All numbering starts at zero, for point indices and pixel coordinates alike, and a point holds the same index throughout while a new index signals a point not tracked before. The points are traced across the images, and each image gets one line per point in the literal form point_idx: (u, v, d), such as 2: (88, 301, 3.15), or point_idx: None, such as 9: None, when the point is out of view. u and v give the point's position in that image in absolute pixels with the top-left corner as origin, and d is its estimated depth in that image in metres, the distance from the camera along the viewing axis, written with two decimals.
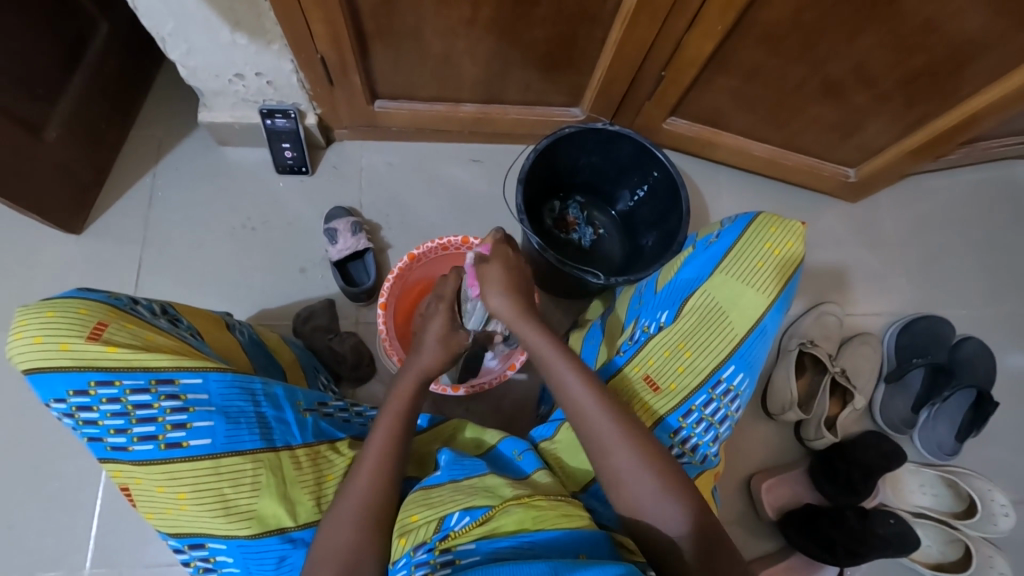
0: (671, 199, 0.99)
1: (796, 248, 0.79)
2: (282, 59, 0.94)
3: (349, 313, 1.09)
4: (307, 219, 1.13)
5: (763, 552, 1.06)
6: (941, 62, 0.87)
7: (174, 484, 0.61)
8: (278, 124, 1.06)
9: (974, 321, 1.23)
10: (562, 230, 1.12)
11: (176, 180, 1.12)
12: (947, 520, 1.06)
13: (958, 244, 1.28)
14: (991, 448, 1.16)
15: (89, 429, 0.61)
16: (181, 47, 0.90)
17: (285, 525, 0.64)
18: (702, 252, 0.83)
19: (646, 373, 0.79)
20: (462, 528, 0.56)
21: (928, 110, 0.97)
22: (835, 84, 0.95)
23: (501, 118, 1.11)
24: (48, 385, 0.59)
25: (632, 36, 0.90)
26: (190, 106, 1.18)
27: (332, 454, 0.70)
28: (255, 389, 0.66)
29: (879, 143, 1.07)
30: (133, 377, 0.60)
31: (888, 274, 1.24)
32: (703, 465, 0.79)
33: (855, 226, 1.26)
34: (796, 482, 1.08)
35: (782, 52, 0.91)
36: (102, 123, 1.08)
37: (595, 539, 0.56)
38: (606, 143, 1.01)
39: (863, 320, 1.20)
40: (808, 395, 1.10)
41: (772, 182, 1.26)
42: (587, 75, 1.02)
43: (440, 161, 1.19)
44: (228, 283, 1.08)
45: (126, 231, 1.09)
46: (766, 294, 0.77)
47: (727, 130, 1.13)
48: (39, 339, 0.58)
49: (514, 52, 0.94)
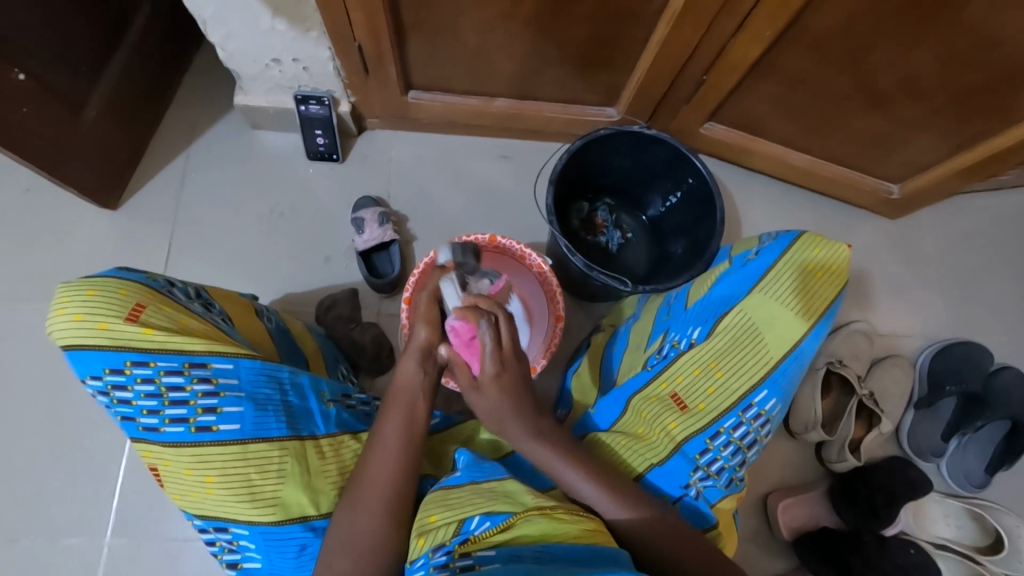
0: (706, 207, 0.96)
1: (841, 272, 0.78)
2: (320, 46, 0.93)
3: (371, 303, 1.09)
4: (334, 207, 1.13)
5: (776, 572, 1.04)
6: (1002, 80, 0.82)
7: (202, 467, 0.62)
8: (311, 111, 1.06)
9: (1013, 350, 1.18)
10: (590, 232, 1.10)
11: (209, 161, 1.13)
12: (971, 555, 1.01)
13: (1000, 268, 1.22)
14: (1021, 482, 1.12)
15: (122, 408, 0.61)
16: (221, 30, 0.90)
17: (308, 513, 0.64)
18: (739, 270, 0.81)
19: (674, 391, 0.79)
20: (482, 532, 0.55)
21: (983, 128, 0.92)
22: (885, 96, 0.91)
23: (535, 115, 1.09)
24: (86, 362, 0.60)
25: (676, 37, 0.87)
26: (226, 87, 1.18)
27: (355, 445, 0.70)
28: (283, 377, 0.66)
29: (925, 159, 1.03)
30: (167, 359, 0.60)
31: (925, 295, 1.19)
32: (727, 489, 0.75)
33: (894, 244, 1.22)
34: (816, 503, 1.05)
35: (832, 60, 0.87)
36: (141, 101, 1.09)
37: (614, 555, 0.55)
38: (643, 146, 0.99)
39: (894, 341, 1.17)
40: (833, 416, 1.07)
41: (809, 194, 1.22)
42: (626, 74, 0.99)
43: (470, 155, 1.18)
44: (255, 266, 1.09)
45: (159, 209, 1.10)
46: (805, 318, 0.76)
47: (766, 137, 1.09)
48: (80, 316, 0.59)
49: (553, 48, 0.92)
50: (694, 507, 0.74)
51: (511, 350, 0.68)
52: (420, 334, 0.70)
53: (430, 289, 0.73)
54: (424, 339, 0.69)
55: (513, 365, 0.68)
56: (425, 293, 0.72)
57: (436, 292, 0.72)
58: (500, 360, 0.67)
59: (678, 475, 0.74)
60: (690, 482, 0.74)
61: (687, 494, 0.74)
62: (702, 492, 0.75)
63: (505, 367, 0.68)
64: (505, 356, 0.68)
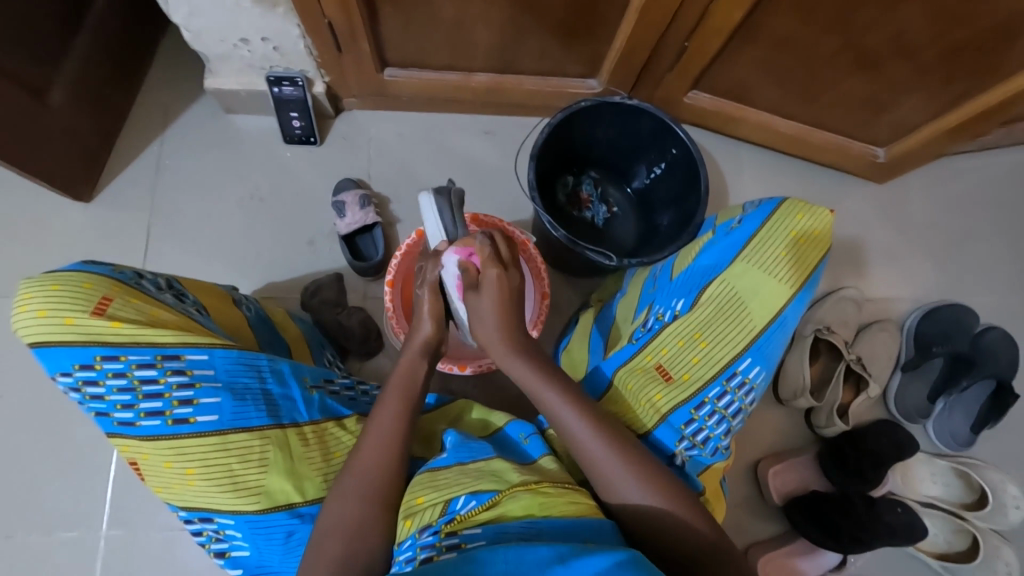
0: (690, 177, 0.95)
1: (823, 236, 0.78)
2: (288, 23, 0.90)
3: (357, 287, 1.08)
4: (314, 190, 1.11)
5: (767, 535, 1.06)
6: (988, 35, 0.81)
7: (182, 460, 0.61)
8: (286, 92, 1.03)
9: (998, 309, 1.19)
10: (575, 207, 1.08)
11: (183, 148, 1.11)
12: (958, 511, 1.05)
13: (986, 228, 1.22)
14: (1006, 439, 1.14)
15: (95, 404, 0.60)
16: (184, 9, 0.87)
17: (294, 500, 0.64)
18: (722, 239, 0.82)
19: (659, 362, 0.80)
20: (468, 511, 0.56)
21: (968, 86, 0.91)
22: (870, 58, 0.89)
23: (515, 89, 1.06)
24: (53, 359, 0.58)
25: (656, 2, 0.85)
26: (196, 71, 1.15)
27: (338, 431, 0.71)
28: (261, 365, 0.66)
29: (913, 121, 1.02)
30: (139, 352, 0.59)
31: (911, 258, 1.19)
32: (714, 457, 0.77)
33: (880, 208, 1.21)
34: (805, 468, 1.06)
35: (815, 20, 0.85)
36: (107, 87, 1.06)
37: (601, 525, 0.56)
38: (624, 116, 0.97)
39: (882, 306, 1.17)
40: (821, 381, 1.08)
41: (795, 161, 1.21)
42: (606, 44, 0.97)
43: (450, 132, 1.15)
44: (236, 253, 1.07)
45: (135, 198, 1.08)
46: (789, 283, 0.76)
47: (751, 104, 1.07)
48: (43, 312, 0.57)
49: (529, 20, 0.90)
50: (682, 472, 0.76)
51: (509, 255, 0.72)
52: (425, 330, 0.72)
53: (427, 283, 0.73)
54: (428, 334, 0.72)
55: (515, 269, 0.71)
56: (424, 288, 0.73)
57: (436, 284, 0.73)
58: (500, 263, 0.70)
59: (665, 444, 0.76)
60: (676, 451, 0.76)
61: (674, 461, 0.76)
62: (688, 460, 0.76)
63: (506, 270, 0.70)
64: (506, 260, 0.71)
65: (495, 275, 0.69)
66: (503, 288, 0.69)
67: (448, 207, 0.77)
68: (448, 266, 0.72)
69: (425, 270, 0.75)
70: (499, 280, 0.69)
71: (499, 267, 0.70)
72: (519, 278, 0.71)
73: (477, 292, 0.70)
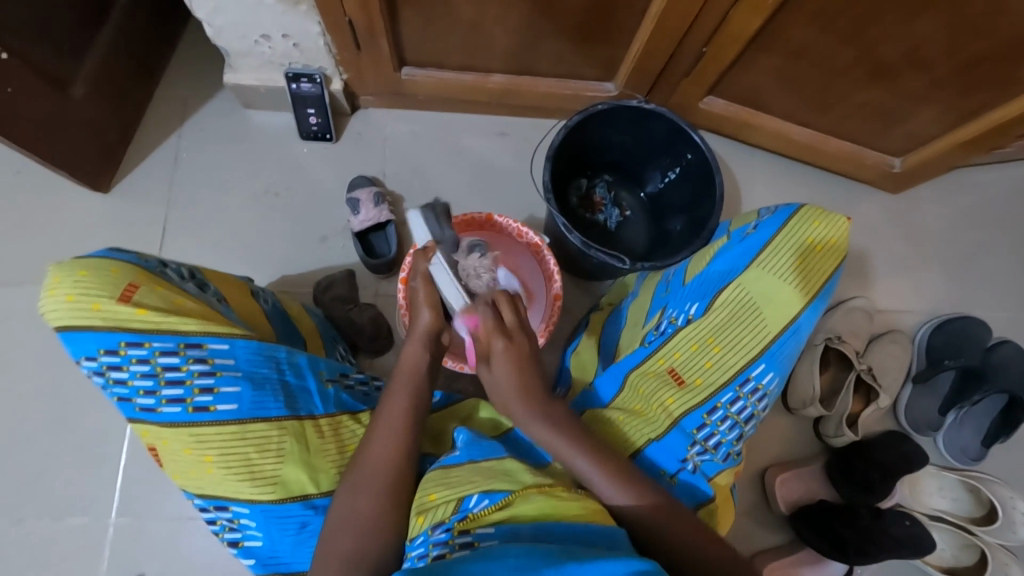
0: (704, 183, 0.95)
1: (839, 244, 0.80)
2: (309, 21, 0.91)
3: (368, 284, 1.08)
4: (329, 187, 1.11)
5: (773, 544, 1.06)
6: (1008, 49, 0.80)
7: (201, 447, 0.62)
8: (303, 89, 1.03)
9: (1011, 323, 1.18)
10: (587, 210, 1.09)
11: (201, 141, 1.12)
12: (965, 526, 1.03)
13: (1000, 241, 1.22)
14: (1016, 455, 1.13)
15: (118, 389, 0.61)
16: (207, 5, 0.88)
17: (308, 491, 0.65)
18: (737, 244, 0.82)
19: (671, 366, 0.80)
20: (481, 510, 0.56)
21: (987, 99, 0.91)
22: (889, 69, 0.89)
23: (531, 91, 1.07)
24: (79, 343, 0.59)
25: (674, 9, 0.85)
26: (216, 66, 1.16)
27: (353, 424, 0.71)
28: (280, 357, 0.67)
29: (929, 132, 1.01)
30: (163, 339, 0.60)
31: (925, 270, 1.19)
32: (724, 463, 0.76)
33: (894, 219, 1.21)
34: (813, 478, 1.06)
35: (835, 29, 0.84)
36: (129, 80, 1.07)
37: (613, 532, 0.55)
38: (640, 121, 0.97)
39: (894, 317, 1.16)
40: (831, 391, 1.07)
41: (809, 170, 1.21)
42: (623, 49, 0.97)
43: (465, 132, 1.16)
44: (250, 246, 1.08)
45: (152, 189, 1.09)
46: (804, 291, 0.77)
47: (767, 112, 1.07)
48: (72, 297, 0.58)
49: (549, 22, 0.90)
50: (692, 480, 0.76)
51: (515, 322, 0.70)
52: (424, 318, 0.71)
53: (421, 274, 0.73)
54: (427, 323, 0.71)
55: (522, 337, 0.70)
56: (418, 279, 0.73)
57: (428, 275, 0.73)
58: (505, 333, 0.68)
59: (676, 448, 0.76)
60: (687, 456, 0.76)
61: (684, 468, 0.76)
62: (699, 466, 0.76)
63: (513, 340, 0.69)
64: (511, 330, 0.69)
65: (503, 349, 0.68)
66: (516, 356, 0.69)
67: (432, 215, 0.81)
68: (437, 259, 0.73)
69: (415, 262, 0.75)
70: (507, 353, 0.68)
71: (504, 338, 0.68)
72: (528, 341, 0.70)
73: (489, 364, 0.70)
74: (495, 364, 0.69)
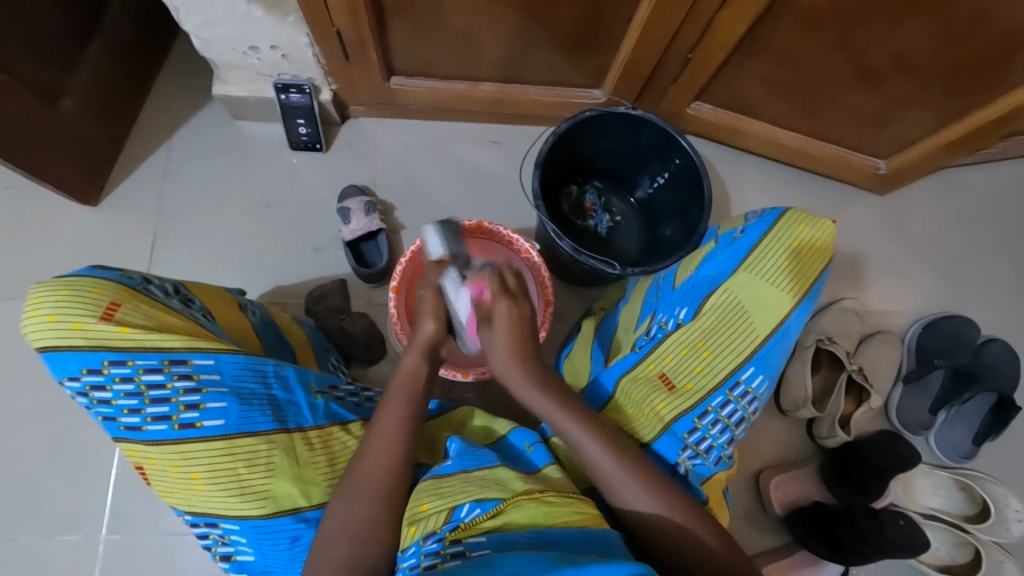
0: (694, 188, 0.96)
1: (826, 245, 0.79)
2: (298, 32, 0.91)
3: (360, 293, 1.08)
4: (320, 197, 1.11)
5: (770, 546, 1.06)
6: (989, 53, 0.82)
7: (188, 464, 0.61)
8: (293, 100, 1.04)
9: (1000, 322, 1.19)
10: (579, 216, 1.09)
11: (190, 153, 1.11)
12: (958, 523, 1.04)
13: (986, 240, 1.23)
14: (1008, 452, 1.14)
15: (103, 408, 0.61)
16: (195, 17, 0.88)
17: (299, 505, 0.64)
18: (725, 248, 0.82)
19: (662, 371, 0.80)
20: (473, 519, 0.56)
21: (970, 102, 0.92)
22: (874, 72, 0.90)
23: (521, 98, 1.07)
24: (62, 363, 0.59)
25: (661, 16, 0.86)
26: (204, 78, 1.16)
27: (344, 436, 0.71)
28: (267, 370, 0.66)
29: (914, 134, 1.03)
30: (146, 357, 0.59)
31: (914, 270, 1.20)
32: (716, 467, 0.77)
33: (882, 220, 1.22)
34: (808, 479, 1.06)
35: (820, 34, 0.85)
36: (118, 93, 1.07)
37: (607, 537, 0.55)
38: (628, 127, 0.98)
39: (885, 318, 1.17)
40: (823, 392, 1.08)
41: (798, 173, 1.22)
42: (612, 56, 0.98)
43: (455, 140, 1.16)
44: (241, 258, 1.08)
45: (142, 202, 1.09)
46: (793, 293, 0.77)
47: (754, 116, 1.08)
48: (53, 317, 0.58)
49: (537, 31, 0.91)
50: (685, 483, 0.77)
51: (518, 286, 0.73)
52: (427, 328, 0.71)
53: (428, 283, 0.73)
54: (431, 333, 0.71)
55: (525, 301, 0.72)
56: (426, 290, 0.73)
57: (440, 288, 0.72)
58: (509, 295, 0.71)
59: (668, 451, 0.77)
60: (679, 460, 0.77)
61: (676, 471, 0.77)
62: (691, 469, 0.77)
63: (516, 302, 0.71)
64: (514, 293, 0.72)
65: (507, 308, 0.70)
66: (518, 317, 0.70)
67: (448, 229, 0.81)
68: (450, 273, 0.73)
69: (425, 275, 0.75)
70: (510, 313, 0.70)
71: (509, 300, 0.70)
72: (529, 306, 0.72)
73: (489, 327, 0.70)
74: (496, 328, 0.70)
